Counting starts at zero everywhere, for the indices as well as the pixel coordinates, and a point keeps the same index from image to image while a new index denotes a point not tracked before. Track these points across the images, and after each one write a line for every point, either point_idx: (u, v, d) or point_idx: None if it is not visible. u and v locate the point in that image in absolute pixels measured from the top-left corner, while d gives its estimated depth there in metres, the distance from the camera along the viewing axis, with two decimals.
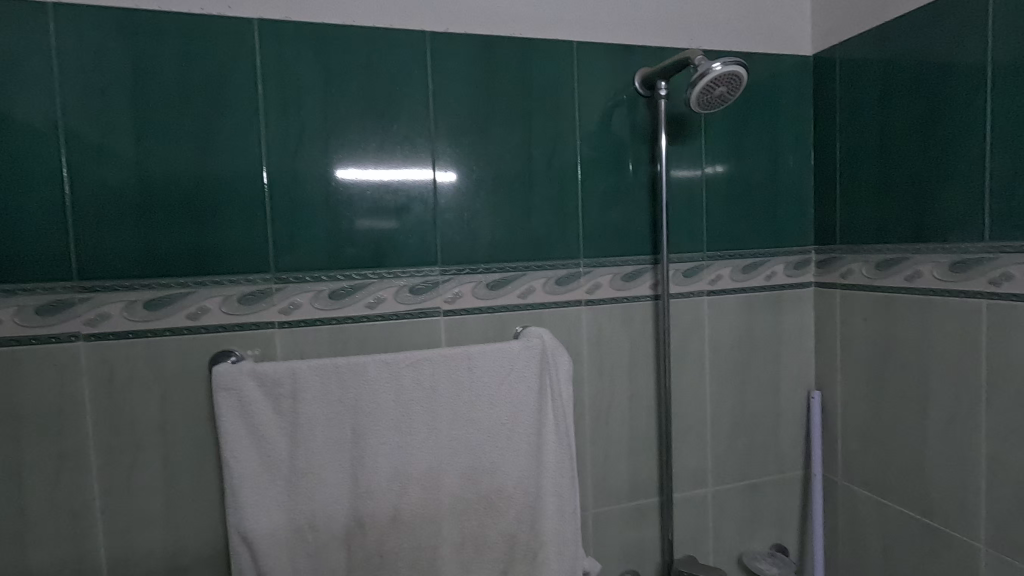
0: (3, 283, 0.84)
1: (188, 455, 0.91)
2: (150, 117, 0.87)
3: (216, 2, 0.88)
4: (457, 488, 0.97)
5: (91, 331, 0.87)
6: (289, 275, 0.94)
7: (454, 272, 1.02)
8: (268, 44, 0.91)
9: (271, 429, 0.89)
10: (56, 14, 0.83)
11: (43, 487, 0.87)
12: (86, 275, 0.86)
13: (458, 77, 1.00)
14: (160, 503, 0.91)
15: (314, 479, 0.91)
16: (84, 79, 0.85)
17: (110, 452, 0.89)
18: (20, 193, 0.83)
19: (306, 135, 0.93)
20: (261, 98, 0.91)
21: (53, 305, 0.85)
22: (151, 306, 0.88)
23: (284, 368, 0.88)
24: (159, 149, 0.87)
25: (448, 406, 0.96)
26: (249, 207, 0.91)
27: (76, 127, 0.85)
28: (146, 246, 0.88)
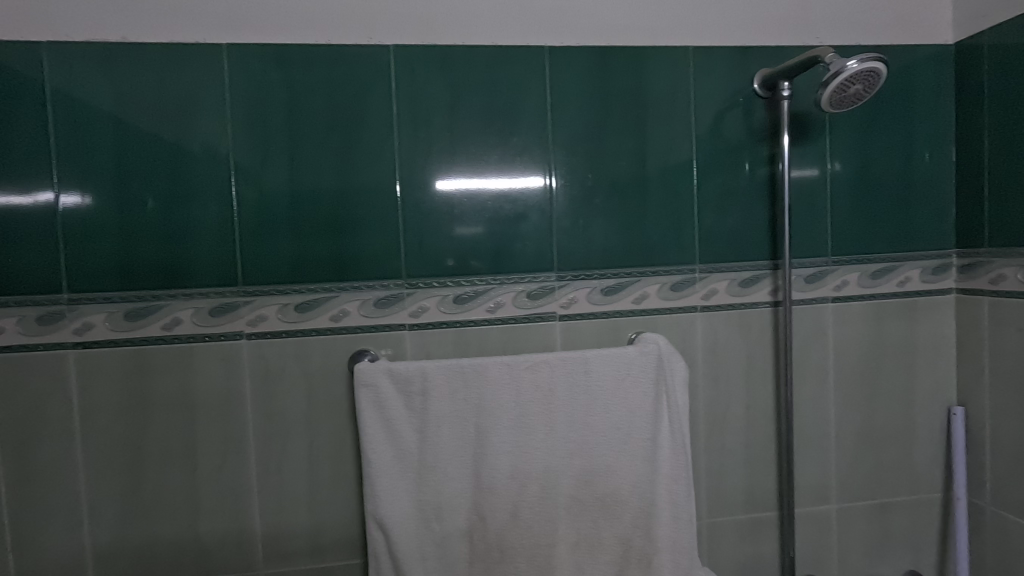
0: (184, 287, 0.96)
1: (329, 445, 1.01)
2: (302, 139, 0.97)
3: (358, 34, 0.97)
4: (573, 489, 0.99)
5: (252, 331, 0.98)
6: (418, 281, 1.01)
7: (570, 278, 1.04)
8: (401, 68, 0.98)
9: (403, 424, 0.95)
10: (229, 53, 0.95)
11: (212, 467, 0.99)
12: (249, 281, 0.97)
13: (576, 87, 1.03)
14: (305, 487, 1.01)
15: (440, 473, 0.96)
16: (249, 108, 0.96)
17: (265, 439, 0.99)
18: (198, 210, 0.96)
19: (434, 149, 1.00)
20: (395, 118, 0.98)
21: (223, 307, 0.97)
22: (301, 309, 0.98)
23: (415, 366, 0.95)
24: (309, 167, 0.97)
25: (564, 408, 0.98)
26: (383, 219, 0.99)
27: (243, 151, 0.96)
28: (298, 254, 0.98)
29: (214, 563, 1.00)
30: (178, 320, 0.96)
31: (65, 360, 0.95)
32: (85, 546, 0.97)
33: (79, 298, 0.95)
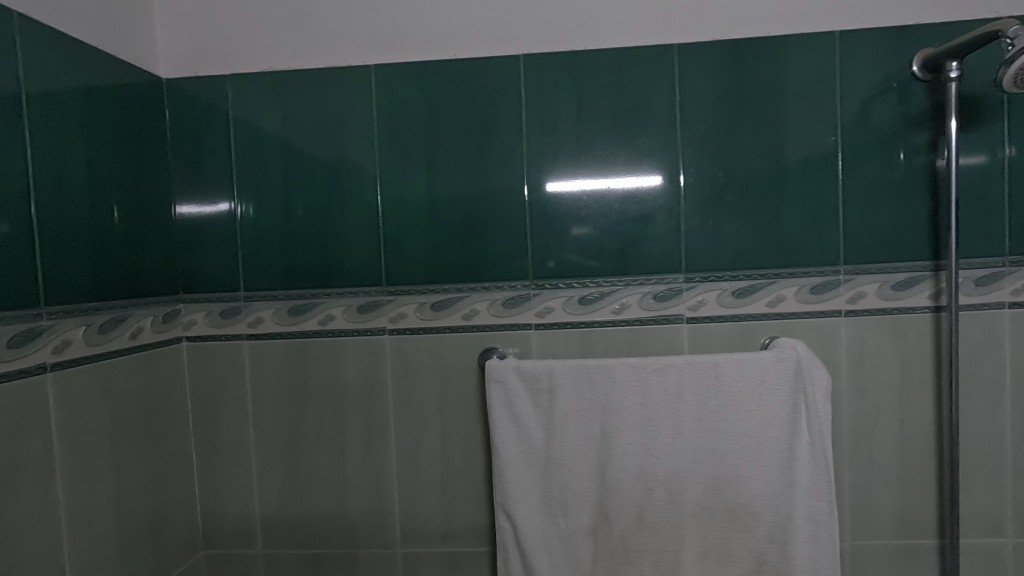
0: (336, 287, 1.07)
1: (460, 436, 1.07)
2: (438, 149, 1.04)
3: (489, 47, 1.02)
4: (702, 497, 0.96)
5: (393, 327, 1.06)
6: (544, 282, 1.03)
7: (698, 280, 1.02)
8: (530, 76, 1.02)
9: (530, 420, 0.99)
10: (376, 73, 1.04)
11: (358, 451, 1.09)
12: (391, 281, 1.06)
13: (707, 84, 1.00)
14: (438, 474, 1.08)
15: (566, 471, 0.98)
16: (392, 122, 1.04)
17: (403, 427, 1.08)
18: (349, 216, 1.06)
19: (561, 152, 1.02)
20: (524, 125, 1.02)
21: (369, 304, 1.06)
22: (436, 307, 1.05)
23: (543, 365, 0.98)
24: (444, 175, 1.04)
25: (694, 413, 0.96)
26: (512, 222, 1.03)
27: (386, 161, 1.05)
28: (434, 256, 1.05)
29: (359, 537, 1.10)
30: (331, 316, 1.07)
31: (241, 350, 1.09)
32: (255, 513, 1.11)
33: (253, 295, 1.09)
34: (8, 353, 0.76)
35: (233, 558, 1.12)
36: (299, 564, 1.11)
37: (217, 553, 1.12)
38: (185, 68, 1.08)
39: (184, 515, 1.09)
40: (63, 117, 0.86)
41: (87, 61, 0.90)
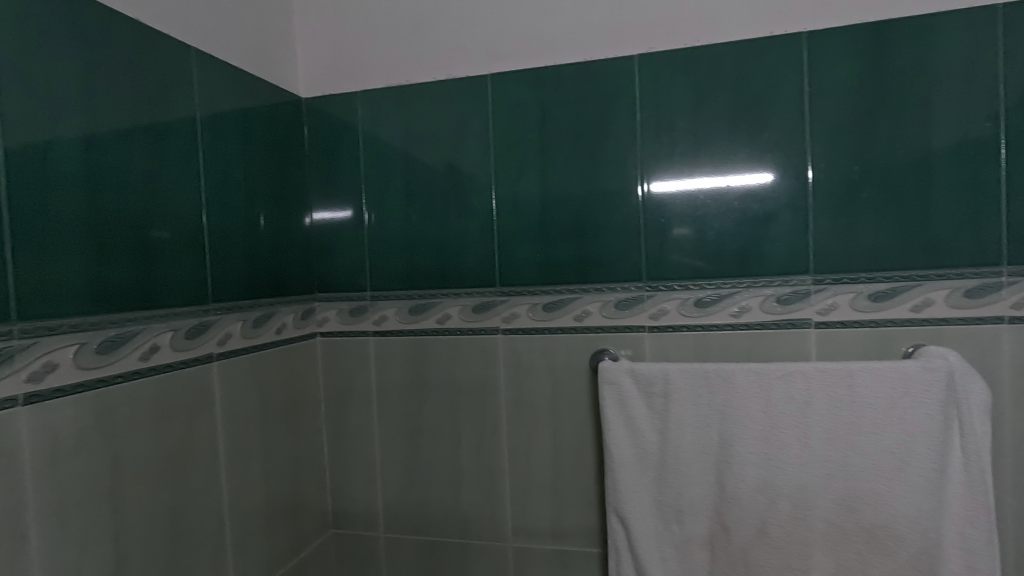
0: (454, 287, 1.12)
1: (571, 436, 1.08)
2: (552, 152, 1.06)
3: (604, 49, 1.03)
4: (833, 515, 0.90)
5: (507, 327, 1.09)
6: (658, 283, 1.02)
7: (829, 281, 0.95)
8: (645, 75, 1.01)
9: (644, 423, 0.97)
10: (492, 82, 1.08)
11: (472, 446, 1.13)
12: (505, 282, 1.09)
13: (839, 73, 0.93)
14: (549, 473, 1.09)
15: (682, 477, 0.96)
16: (507, 128, 1.08)
17: (515, 424, 1.10)
18: (466, 220, 1.11)
19: (677, 151, 1.00)
20: (639, 124, 1.01)
21: (484, 305, 1.10)
22: (549, 308, 1.07)
23: (658, 369, 0.96)
24: (557, 178, 1.05)
25: (825, 424, 0.90)
26: (626, 223, 1.03)
27: (502, 166, 1.08)
28: (546, 258, 1.07)
29: (472, 529, 1.14)
30: (448, 315, 1.13)
31: (367, 345, 1.18)
32: (378, 498, 1.19)
33: (378, 295, 1.17)
34: (186, 342, 0.88)
35: (357, 539, 1.21)
36: (416, 549, 1.18)
37: (344, 533, 1.22)
38: (321, 88, 1.18)
39: (317, 495, 1.19)
40: (226, 137, 0.98)
41: (245, 86, 1.02)
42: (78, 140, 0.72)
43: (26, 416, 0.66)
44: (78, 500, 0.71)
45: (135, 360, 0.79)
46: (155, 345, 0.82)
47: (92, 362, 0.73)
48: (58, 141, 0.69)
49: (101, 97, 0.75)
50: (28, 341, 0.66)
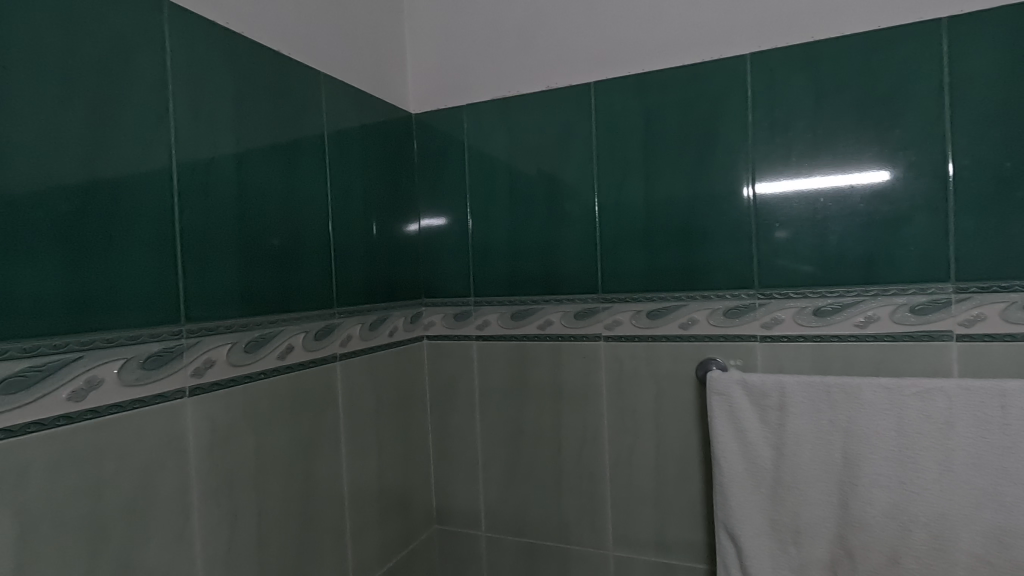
0: (556, 293, 1.14)
1: (675, 446, 1.05)
2: (657, 157, 1.04)
3: (712, 50, 1.00)
4: (981, 549, 0.81)
5: (609, 333, 1.09)
6: (772, 291, 0.97)
7: (973, 290, 0.86)
8: (759, 75, 0.97)
9: (757, 437, 0.93)
10: (595, 89, 1.09)
11: (573, 451, 1.14)
12: (607, 289, 1.09)
13: (986, 61, 0.85)
14: (652, 483, 1.07)
15: (799, 495, 0.91)
16: (610, 135, 1.08)
17: (617, 432, 1.10)
18: (568, 226, 1.12)
19: (794, 152, 0.95)
20: (751, 125, 0.97)
21: (585, 311, 1.11)
22: (652, 315, 1.05)
23: (773, 380, 0.92)
24: (662, 183, 1.04)
25: (970, 448, 0.81)
26: (736, 228, 0.99)
27: (604, 173, 1.08)
28: (650, 264, 1.05)
29: (572, 534, 1.14)
30: (550, 321, 1.14)
31: (471, 349, 1.22)
32: (480, 499, 1.23)
33: (482, 301, 1.21)
34: (314, 343, 0.95)
35: (460, 536, 1.25)
36: (516, 550, 1.20)
37: (447, 530, 1.27)
38: (430, 104, 1.25)
39: (423, 492, 1.24)
40: (348, 153, 1.05)
41: (364, 106, 1.10)
42: (231, 159, 0.81)
43: (191, 406, 0.75)
44: (230, 484, 0.80)
45: (274, 358, 0.87)
46: (290, 345, 0.90)
47: (241, 359, 0.82)
48: (216, 161, 0.79)
49: (250, 121, 0.84)
50: (193, 340, 0.75)
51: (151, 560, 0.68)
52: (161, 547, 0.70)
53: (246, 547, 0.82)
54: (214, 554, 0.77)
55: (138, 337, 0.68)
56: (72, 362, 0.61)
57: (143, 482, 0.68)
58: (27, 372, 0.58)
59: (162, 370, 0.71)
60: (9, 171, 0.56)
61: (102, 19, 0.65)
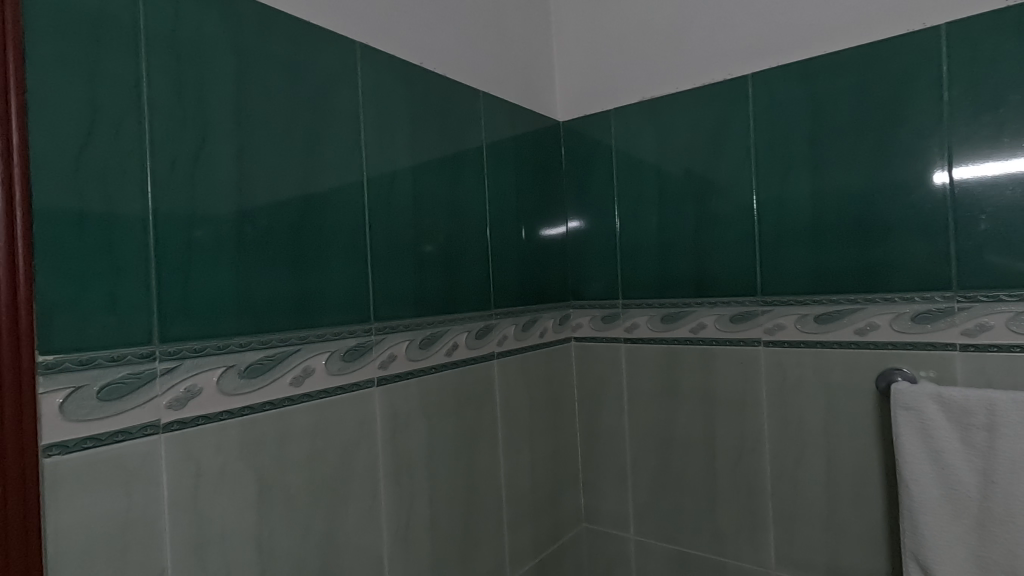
0: (709, 295, 1.10)
1: (850, 464, 0.96)
2: (827, 148, 0.96)
3: (896, 24, 0.90)
4: None
5: (770, 338, 1.03)
6: (976, 292, 0.85)
7: None
8: (957, 46, 0.85)
9: (958, 460, 0.82)
10: (754, 81, 1.03)
11: (728, 461, 1.09)
12: (767, 291, 1.03)
13: None
14: (823, 502, 0.99)
15: (1016, 532, 0.78)
16: (771, 127, 1.01)
17: (780, 444, 1.03)
18: (723, 226, 1.08)
19: (1005, 131, 0.82)
20: (947, 105, 0.86)
21: (743, 315, 1.06)
22: (821, 320, 0.97)
23: (979, 397, 0.80)
24: (833, 175, 0.96)
25: None
26: (927, 221, 0.88)
27: (764, 168, 1.03)
28: (819, 264, 0.97)
29: (729, 547, 1.10)
30: (703, 325, 1.11)
31: (618, 351, 1.23)
32: (629, 502, 1.23)
33: (630, 303, 1.21)
34: (475, 342, 1.03)
35: (609, 537, 1.26)
36: (667, 557, 1.18)
37: (595, 529, 1.28)
38: (577, 110, 1.28)
39: (572, 490, 1.27)
40: (503, 164, 1.12)
41: (517, 118, 1.16)
42: (408, 175, 0.91)
43: (378, 395, 0.85)
44: (407, 466, 0.89)
45: (442, 355, 0.96)
46: (455, 343, 0.99)
47: (417, 355, 0.92)
48: (397, 177, 0.89)
49: (423, 140, 0.94)
50: (379, 337, 0.86)
51: (349, 526, 0.80)
52: (357, 516, 0.81)
53: (421, 524, 0.91)
54: (396, 526, 0.87)
55: (339, 332, 0.80)
56: (294, 353, 0.74)
57: (343, 458, 0.80)
58: (263, 360, 0.71)
59: (357, 362, 0.82)
60: (252, 196, 0.70)
61: (313, 64, 0.78)
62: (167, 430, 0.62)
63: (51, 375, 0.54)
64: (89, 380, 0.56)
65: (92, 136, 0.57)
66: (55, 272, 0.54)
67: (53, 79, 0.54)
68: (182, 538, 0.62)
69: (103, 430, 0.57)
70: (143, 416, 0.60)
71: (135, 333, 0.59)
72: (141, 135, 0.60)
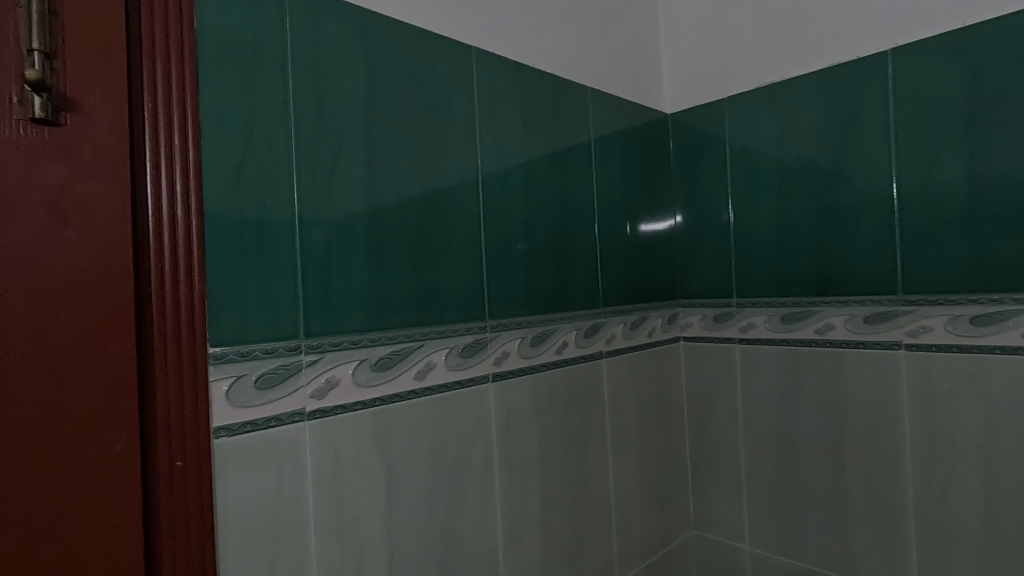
0: (839, 294, 1.01)
1: (1016, 485, 0.84)
2: (987, 128, 0.85)
3: None
4: None
5: (913, 341, 0.93)
6: None
7: None
8: None
9: None
10: (894, 57, 0.94)
11: (861, 474, 1.00)
12: (910, 289, 0.93)
13: None
14: (979, 527, 0.88)
15: None
16: (916, 107, 0.91)
17: (925, 459, 0.93)
18: (856, 218, 0.99)
19: None
20: None
21: (879, 315, 0.97)
22: (979, 322, 0.87)
23: None
24: (995, 159, 0.85)
25: None
26: None
27: (907, 153, 0.93)
28: (975, 259, 0.87)
29: (861, 568, 1.01)
30: (832, 326, 1.02)
31: (732, 352, 1.17)
32: (744, 510, 1.16)
33: (746, 302, 1.14)
34: (584, 340, 1.03)
35: (721, 545, 1.21)
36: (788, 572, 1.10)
37: (706, 536, 1.23)
38: (687, 101, 1.23)
39: (681, 494, 1.23)
40: (611, 160, 1.10)
41: (625, 112, 1.14)
42: (519, 174, 0.92)
43: (493, 391, 0.87)
44: (520, 462, 0.91)
45: (553, 353, 0.97)
46: (565, 341, 0.99)
47: (529, 352, 0.93)
48: (509, 177, 0.90)
49: (534, 139, 0.95)
50: (494, 334, 0.87)
51: (467, 517, 0.82)
52: (474, 508, 0.84)
53: (533, 520, 0.92)
54: (510, 520, 0.88)
55: (457, 330, 0.82)
56: (417, 349, 0.77)
57: (462, 451, 0.82)
58: (391, 355, 0.75)
59: (474, 358, 0.84)
60: (381, 200, 0.74)
61: (433, 71, 0.81)
62: (310, 419, 0.67)
63: (219, 365, 0.60)
64: (248, 370, 0.62)
65: (249, 150, 0.63)
66: (222, 272, 0.60)
67: (219, 99, 0.61)
68: (324, 519, 0.68)
69: (259, 416, 0.63)
70: (291, 404, 0.65)
71: (285, 329, 0.65)
72: (289, 146, 0.66)
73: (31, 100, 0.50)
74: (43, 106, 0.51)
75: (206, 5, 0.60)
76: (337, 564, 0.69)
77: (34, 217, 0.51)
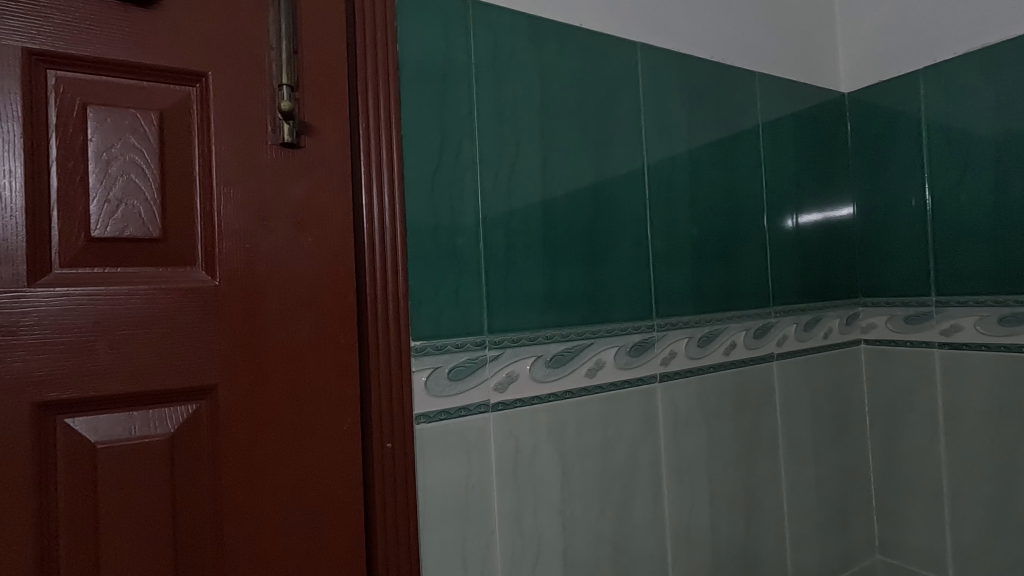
0: None
1: None
2: None
3: None
4: None
5: None
6: None
7: None
8: None
9: None
10: None
11: None
12: None
13: None
14: None
15: None
16: None
17: None
18: None
19: None
20: None
21: None
22: None
23: None
24: None
25: None
26: None
27: None
28: None
29: None
30: None
31: (930, 358, 1.02)
32: (946, 538, 1.02)
33: (949, 301, 1.00)
34: (754, 341, 0.97)
35: None
36: None
37: (895, 564, 1.10)
38: (870, 77, 1.10)
39: (863, 514, 1.11)
40: (781, 148, 1.03)
41: (796, 95, 1.05)
42: (685, 169, 0.89)
43: (660, 391, 0.85)
44: (689, 466, 0.88)
45: (721, 354, 0.92)
46: (733, 342, 0.94)
47: (697, 353, 0.89)
48: (675, 172, 0.88)
49: (700, 131, 0.91)
50: (661, 333, 0.86)
51: (637, 517, 0.82)
52: (643, 509, 0.83)
53: (703, 526, 0.89)
54: (679, 525, 0.86)
55: (626, 328, 0.82)
56: (589, 347, 0.78)
57: (631, 450, 0.82)
58: (565, 352, 0.76)
59: (642, 357, 0.83)
60: (554, 201, 0.76)
61: (601, 70, 0.81)
62: (493, 410, 0.71)
63: (419, 358, 0.66)
64: (442, 363, 0.67)
65: (442, 159, 0.68)
66: (422, 273, 0.66)
67: (419, 115, 0.67)
68: (506, 506, 0.71)
69: (451, 406, 0.68)
70: (477, 396, 0.70)
71: (472, 325, 0.69)
72: (474, 154, 0.70)
73: (281, 127, 0.59)
74: (291, 132, 0.59)
75: (406, 29, 0.67)
76: (518, 550, 0.72)
77: (284, 226, 0.60)
